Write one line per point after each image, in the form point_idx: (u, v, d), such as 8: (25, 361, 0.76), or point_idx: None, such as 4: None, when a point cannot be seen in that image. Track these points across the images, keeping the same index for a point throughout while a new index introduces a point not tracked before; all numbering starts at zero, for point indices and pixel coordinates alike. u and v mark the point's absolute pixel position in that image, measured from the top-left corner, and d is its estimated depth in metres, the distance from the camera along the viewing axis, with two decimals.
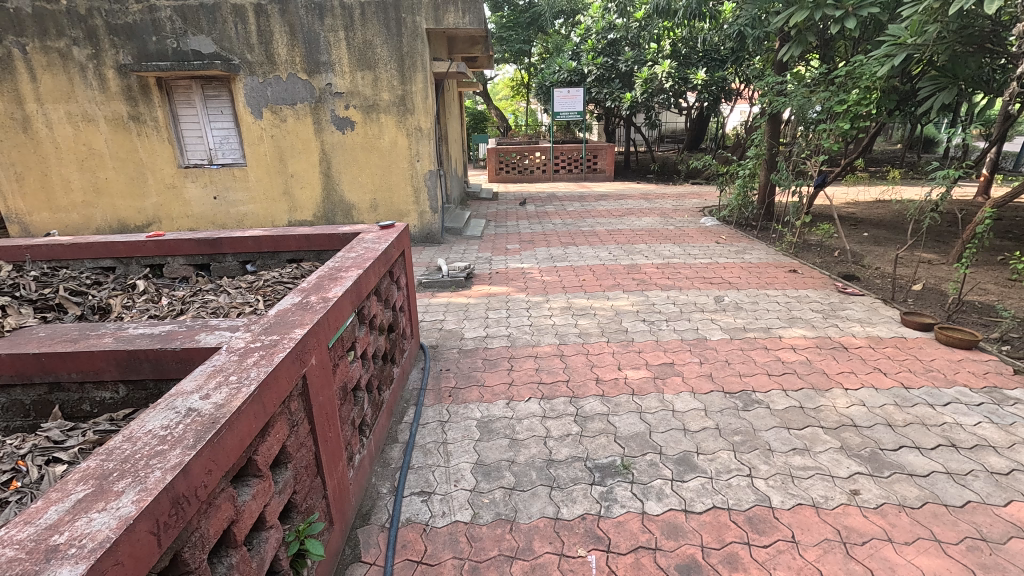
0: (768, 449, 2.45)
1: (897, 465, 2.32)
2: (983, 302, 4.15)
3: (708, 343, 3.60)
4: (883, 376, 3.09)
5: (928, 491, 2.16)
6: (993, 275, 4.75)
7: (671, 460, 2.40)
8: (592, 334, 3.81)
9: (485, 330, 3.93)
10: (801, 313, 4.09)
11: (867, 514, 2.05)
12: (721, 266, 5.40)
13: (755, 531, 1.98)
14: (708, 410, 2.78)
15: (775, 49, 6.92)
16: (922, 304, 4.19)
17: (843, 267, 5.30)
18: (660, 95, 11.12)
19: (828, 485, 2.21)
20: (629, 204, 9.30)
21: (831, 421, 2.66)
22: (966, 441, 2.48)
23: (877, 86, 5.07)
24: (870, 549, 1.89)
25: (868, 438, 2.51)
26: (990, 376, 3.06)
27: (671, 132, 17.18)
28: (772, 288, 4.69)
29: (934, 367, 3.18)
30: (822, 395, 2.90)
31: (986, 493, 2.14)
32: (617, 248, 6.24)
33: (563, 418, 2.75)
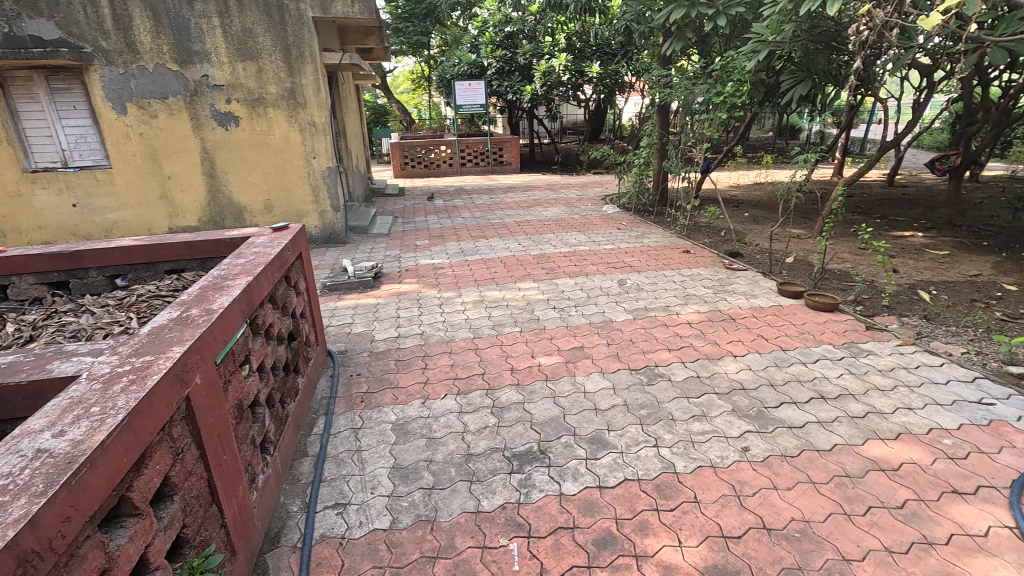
0: (671, 419, 2.63)
1: (779, 420, 2.59)
2: (840, 269, 4.75)
3: (614, 325, 3.78)
4: (765, 341, 3.44)
5: (804, 440, 2.43)
6: (848, 246, 5.45)
7: (584, 440, 2.50)
8: (505, 325, 3.85)
9: (397, 330, 3.83)
10: (695, 290, 4.42)
11: (755, 467, 2.27)
12: (624, 251, 5.69)
13: (663, 497, 2.12)
14: (617, 388, 2.93)
15: (659, 44, 7.37)
16: (793, 275, 4.70)
17: (729, 245, 5.81)
18: (559, 88, 11.52)
19: (723, 445, 2.42)
20: (536, 195, 9.50)
21: (724, 387, 2.91)
22: (832, 391, 2.83)
23: (748, 79, 5.58)
24: (759, 498, 2.09)
25: (755, 399, 2.78)
26: (848, 333, 3.51)
27: (572, 124, 17.75)
28: (669, 269, 5.02)
29: (805, 330, 3.58)
30: (715, 364, 3.16)
31: (849, 435, 2.46)
32: (527, 238, 6.35)
33: (480, 411, 2.76)
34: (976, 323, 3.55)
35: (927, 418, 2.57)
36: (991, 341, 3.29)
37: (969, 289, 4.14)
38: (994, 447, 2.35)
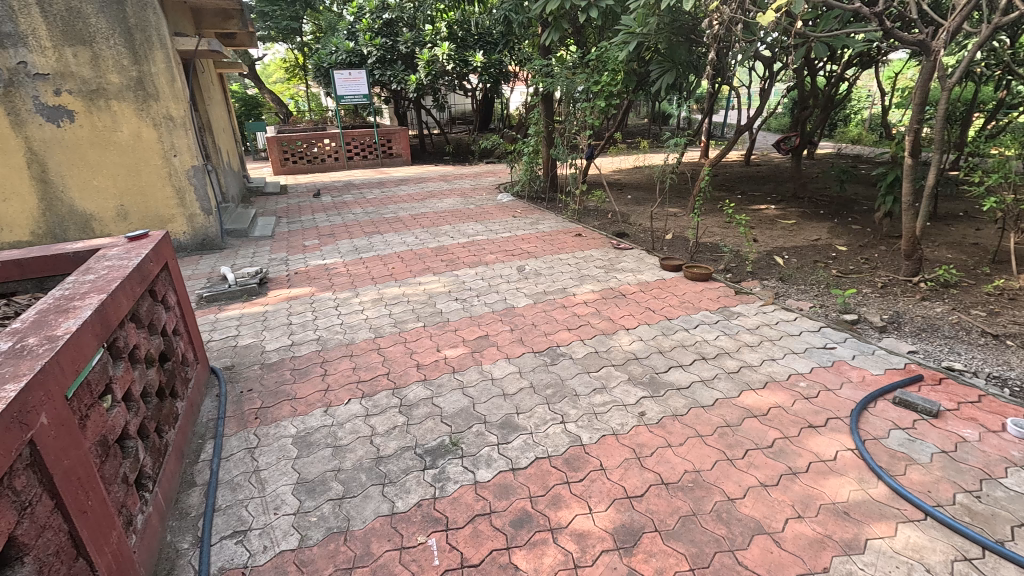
0: (575, 395, 2.76)
1: (669, 384, 2.83)
2: (712, 242, 5.27)
3: (516, 310, 3.87)
4: (653, 313, 3.72)
5: (691, 399, 2.69)
6: (717, 220, 6.05)
7: (494, 426, 2.54)
8: (408, 321, 3.77)
9: (290, 338, 3.58)
10: (588, 271, 4.65)
11: (652, 429, 2.46)
12: (520, 238, 5.82)
13: (572, 469, 2.23)
14: (523, 372, 3.01)
15: (538, 34, 7.56)
16: (673, 250, 5.13)
17: (616, 226, 6.18)
18: (444, 77, 11.35)
19: (623, 413, 2.59)
20: (430, 187, 9.36)
21: (620, 359, 3.11)
22: (712, 352, 3.14)
23: (621, 69, 5.95)
24: (657, 457, 2.28)
25: (647, 366, 3.01)
26: (722, 299, 3.92)
27: (461, 113, 17.68)
28: (564, 253, 5.23)
29: (686, 299, 3.94)
30: (611, 338, 3.37)
31: (727, 389, 2.76)
32: (423, 231, 6.25)
33: (388, 412, 2.68)
34: (819, 280, 4.14)
35: (787, 366, 2.96)
36: (830, 295, 3.86)
37: (812, 252, 4.80)
38: (838, 383, 2.78)
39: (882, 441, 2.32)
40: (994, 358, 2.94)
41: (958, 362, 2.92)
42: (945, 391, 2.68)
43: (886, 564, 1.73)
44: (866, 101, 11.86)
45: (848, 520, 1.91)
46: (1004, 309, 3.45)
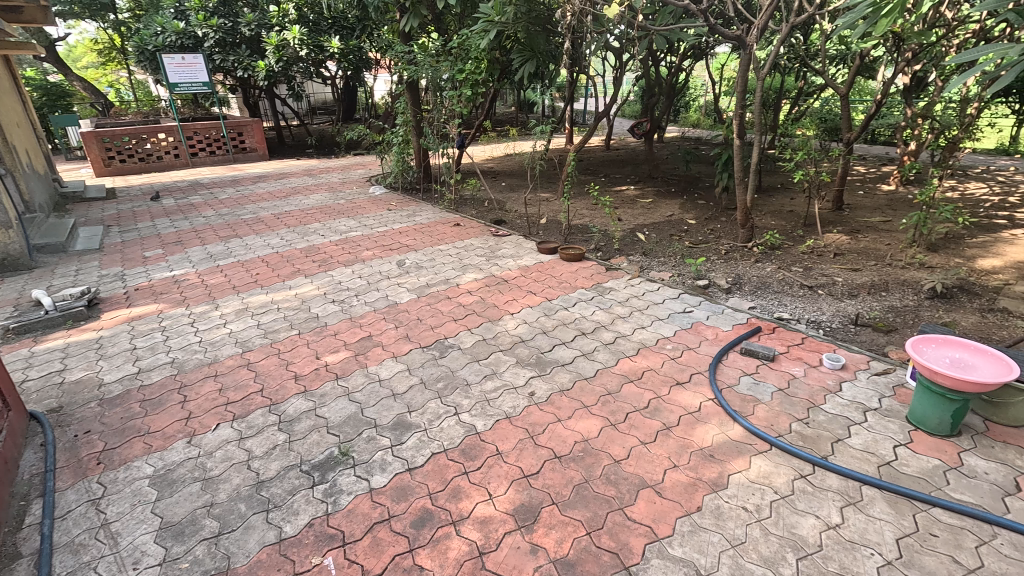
0: (466, 385, 2.76)
1: (555, 362, 2.96)
2: (582, 224, 5.58)
3: (399, 306, 3.76)
4: (535, 296, 3.85)
5: (575, 373, 2.84)
6: (585, 203, 6.42)
7: (386, 428, 2.45)
8: (280, 330, 3.47)
9: (135, 365, 3.10)
10: (469, 260, 4.66)
11: (541, 407, 2.56)
12: (397, 231, 5.64)
13: (468, 459, 2.23)
14: (411, 369, 2.94)
15: (397, 21, 7.31)
16: (548, 234, 5.35)
17: (493, 214, 6.26)
18: (298, 64, 10.36)
19: (514, 396, 2.66)
20: (293, 182, 8.67)
21: (507, 343, 3.18)
22: (591, 327, 3.34)
23: (484, 57, 5.99)
24: (548, 433, 2.37)
25: (533, 348, 3.12)
26: (595, 277, 4.18)
27: (322, 103, 16.55)
28: (444, 243, 5.18)
29: (563, 280, 4.13)
30: (496, 324, 3.42)
31: (606, 360, 2.96)
32: (290, 231, 5.77)
33: (265, 431, 2.46)
34: (675, 252, 4.60)
35: (655, 331, 3.26)
36: (685, 264, 4.31)
37: (668, 227, 5.31)
38: (697, 342, 3.12)
39: (734, 387, 2.66)
40: (811, 305, 3.52)
41: (786, 312, 3.45)
42: (778, 338, 3.14)
43: (745, 493, 2.00)
44: (701, 89, 13.31)
45: (713, 461, 2.17)
46: (815, 264, 4.14)
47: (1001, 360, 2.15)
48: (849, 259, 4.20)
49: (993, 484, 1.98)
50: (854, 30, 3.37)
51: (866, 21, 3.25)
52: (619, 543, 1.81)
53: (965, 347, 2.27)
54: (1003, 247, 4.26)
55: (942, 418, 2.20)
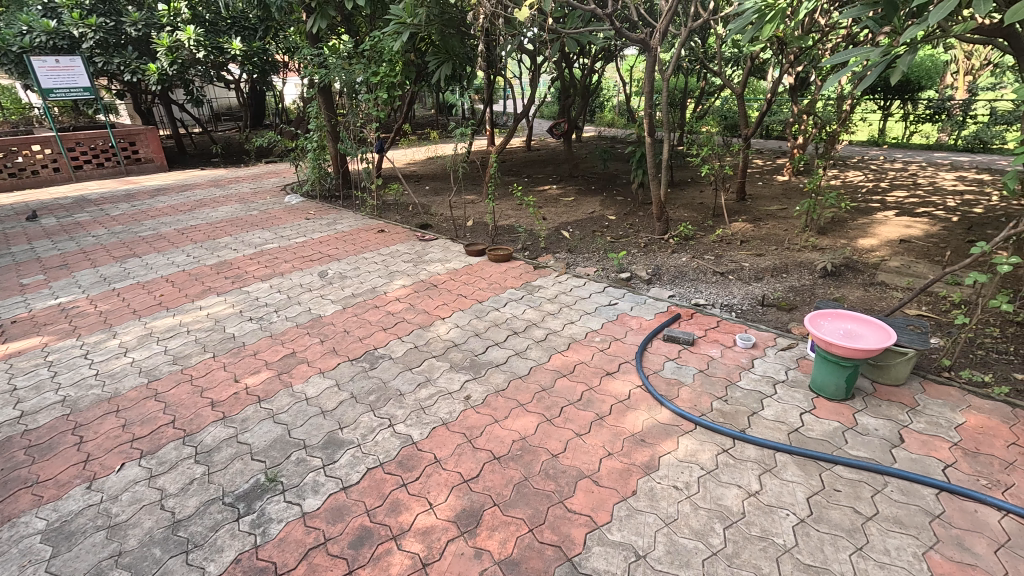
0: (399, 395, 2.70)
1: (488, 363, 2.96)
2: (508, 224, 5.62)
3: (324, 320, 3.59)
4: (465, 299, 3.83)
5: (509, 372, 2.86)
6: (510, 203, 6.48)
7: (317, 448, 2.34)
8: (191, 355, 3.21)
9: (17, 407, 2.74)
10: (396, 267, 4.55)
11: (478, 410, 2.55)
12: (317, 241, 5.40)
13: (406, 470, 2.18)
14: (341, 383, 2.82)
15: (304, 22, 7.01)
16: (475, 236, 5.35)
17: (418, 218, 6.16)
18: (196, 67, 9.61)
19: (449, 401, 2.64)
20: (198, 194, 8.04)
21: (439, 349, 3.14)
22: (522, 326, 3.39)
23: (399, 59, 5.88)
24: (486, 435, 2.37)
25: (466, 351, 3.10)
26: (524, 276, 4.24)
27: (226, 108, 15.51)
28: (368, 251, 5.02)
29: (493, 281, 4.15)
30: (427, 330, 3.38)
31: (539, 357, 3.01)
32: (196, 247, 5.34)
33: (180, 466, 2.26)
34: (599, 247, 4.76)
35: (584, 325, 3.35)
36: (608, 258, 4.47)
37: (590, 224, 5.48)
38: (624, 333, 3.24)
39: (659, 373, 2.80)
40: (723, 290, 3.78)
41: (702, 298, 3.68)
42: (696, 323, 3.35)
43: (675, 472, 2.11)
44: (614, 90, 13.87)
45: (645, 445, 2.27)
46: (724, 251, 4.44)
47: (882, 328, 2.42)
48: (753, 245, 4.55)
49: (882, 438, 2.23)
50: (744, 34, 3.67)
51: (754, 26, 3.53)
52: (560, 536, 1.84)
53: (853, 318, 2.53)
54: (879, 227, 4.80)
55: (838, 384, 2.45)
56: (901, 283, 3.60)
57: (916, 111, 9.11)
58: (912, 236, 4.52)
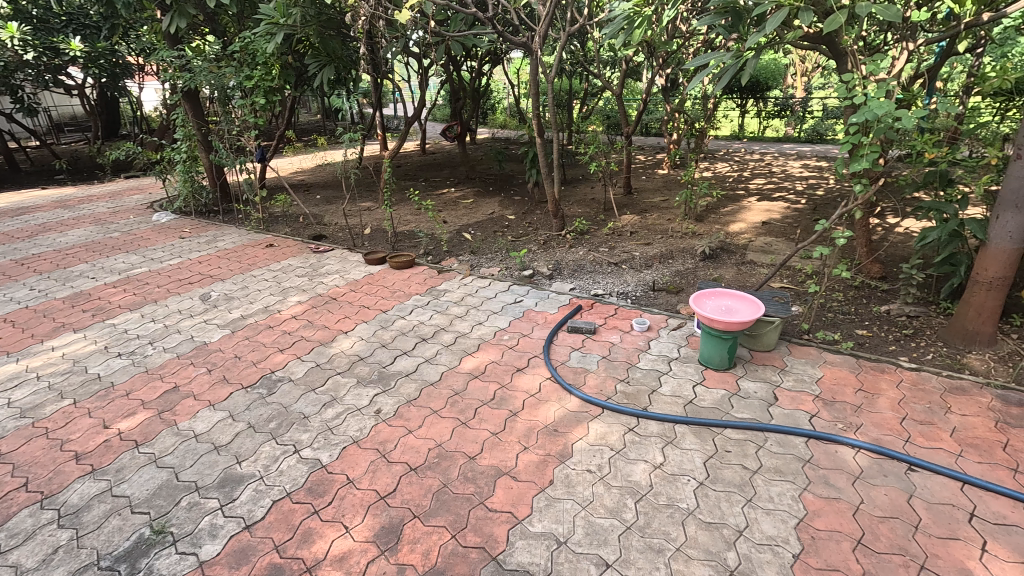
0: (303, 418, 2.54)
1: (398, 373, 2.88)
2: (408, 230, 5.51)
3: (210, 347, 3.27)
4: (368, 310, 3.70)
5: (420, 380, 2.81)
6: (409, 208, 6.36)
7: (213, 488, 2.13)
8: (45, 403, 2.76)
9: None
10: (290, 283, 4.27)
11: (390, 423, 2.48)
12: (195, 262, 4.91)
13: (316, 497, 2.06)
14: (235, 414, 2.59)
15: (158, 20, 6.33)
16: (374, 244, 5.18)
17: (311, 229, 5.83)
18: (26, 71, 8.30)
19: (358, 417, 2.53)
20: (39, 217, 6.94)
21: (344, 365, 3.00)
22: (430, 331, 3.34)
23: (274, 62, 5.51)
24: (401, 448, 2.31)
25: (373, 363, 2.99)
26: (428, 281, 4.18)
27: (69, 117, 13.55)
28: (257, 268, 4.65)
29: (396, 289, 4.05)
30: (330, 346, 3.21)
31: (449, 361, 2.98)
32: (42, 279, 4.61)
33: (39, 534, 1.94)
34: (500, 247, 4.83)
35: (492, 325, 3.38)
36: (511, 257, 4.56)
37: (491, 224, 5.55)
38: (530, 329, 3.32)
39: (566, 363, 2.91)
40: (619, 279, 4.02)
41: (600, 288, 3.88)
42: (596, 312, 3.52)
43: (588, 456, 2.20)
44: (503, 92, 14.16)
45: (557, 434, 2.34)
46: (617, 243, 4.72)
47: (753, 301, 2.71)
48: (642, 235, 4.88)
49: (760, 400, 2.50)
50: (618, 39, 3.93)
51: (625, 31, 3.80)
52: (483, 536, 1.85)
53: (729, 295, 2.82)
54: (745, 212, 5.38)
55: (721, 355, 2.71)
56: (766, 260, 4.07)
57: (767, 108, 10.33)
58: (772, 218, 5.12)
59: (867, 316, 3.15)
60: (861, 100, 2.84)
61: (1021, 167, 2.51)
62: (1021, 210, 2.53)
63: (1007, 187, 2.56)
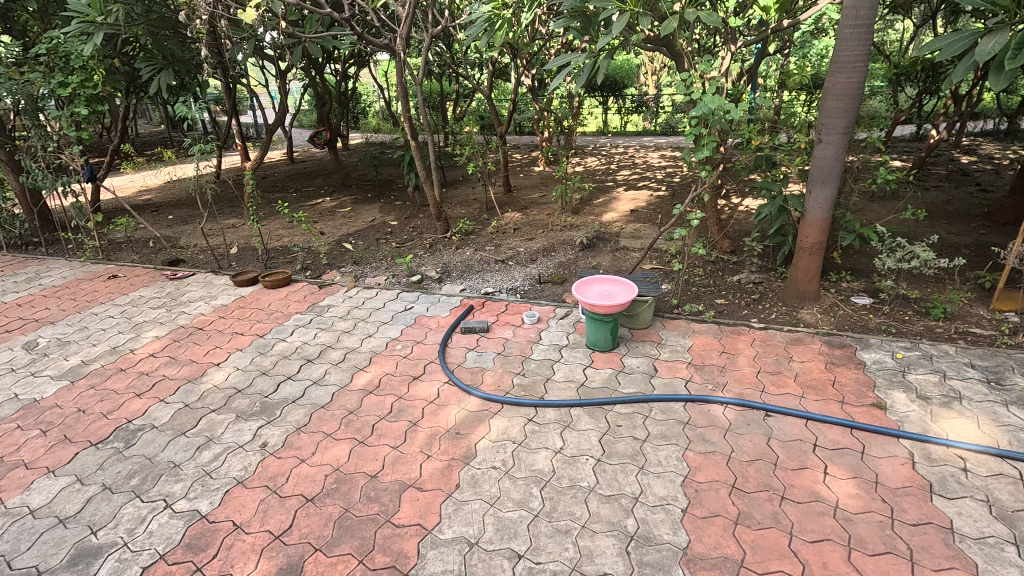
0: (173, 467, 2.25)
1: (283, 401, 2.67)
2: (280, 246, 5.11)
3: (43, 404, 2.76)
4: (242, 336, 3.37)
5: (309, 404, 2.63)
6: (280, 222, 5.91)
7: (62, 568, 1.80)
8: None
9: None
10: (143, 317, 3.75)
11: (279, 455, 2.29)
12: (14, 305, 4.11)
13: (197, 552, 1.84)
14: (85, 477, 2.22)
15: None
16: (243, 264, 4.73)
17: (164, 254, 5.17)
18: None
19: (241, 455, 2.30)
20: None
21: (219, 400, 2.71)
22: (316, 351, 3.14)
23: (95, 66, 4.77)
24: (295, 480, 2.15)
25: (254, 394, 2.74)
26: (308, 298, 3.92)
27: None
28: (97, 305, 4.02)
29: (273, 310, 3.74)
30: (200, 381, 2.88)
31: (340, 380, 2.83)
32: None
33: None
34: (385, 255, 4.68)
35: (383, 337, 3.27)
36: (396, 264, 4.43)
37: (372, 232, 5.35)
38: (423, 335, 3.27)
39: (462, 365, 2.90)
40: (507, 276, 4.11)
41: (490, 287, 3.93)
42: (488, 310, 3.56)
43: (491, 453, 2.23)
44: (373, 95, 13.70)
45: (460, 437, 2.34)
46: (502, 241, 4.81)
47: (628, 284, 2.93)
48: (525, 231, 5.04)
49: (643, 373, 2.71)
50: (481, 40, 4.00)
51: (487, 33, 3.89)
52: (392, 555, 1.78)
53: (607, 280, 3.01)
54: (616, 202, 5.79)
55: (605, 337, 2.90)
56: (636, 245, 4.42)
57: (625, 105, 11.18)
58: (638, 206, 5.57)
59: (723, 286, 3.57)
60: (698, 95, 3.19)
61: (823, 149, 2.99)
62: (827, 184, 3.02)
63: (815, 166, 3.04)
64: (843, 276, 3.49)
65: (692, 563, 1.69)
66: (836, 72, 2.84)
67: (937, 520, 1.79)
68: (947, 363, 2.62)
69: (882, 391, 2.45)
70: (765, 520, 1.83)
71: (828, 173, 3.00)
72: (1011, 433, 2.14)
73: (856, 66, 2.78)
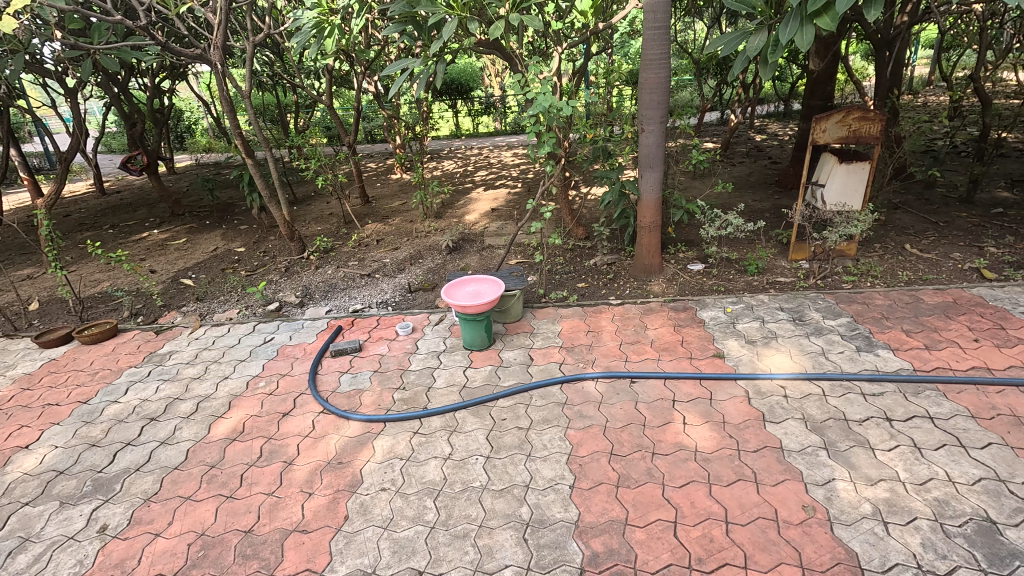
0: None
1: (123, 472, 2.29)
2: (98, 292, 4.35)
3: None
4: (59, 406, 2.82)
5: (158, 469, 2.28)
6: (95, 265, 5.03)
7: None
8: None
9: None
10: None
11: (124, 536, 1.96)
12: None
13: None
14: None
15: None
16: (49, 320, 3.95)
17: None
18: None
19: (73, 548, 1.93)
20: None
21: (33, 489, 2.23)
22: (160, 407, 2.73)
23: None
24: (148, 559, 1.85)
25: (82, 472, 2.31)
26: (143, 347, 3.40)
27: None
28: None
29: (98, 368, 3.18)
30: (3, 472, 2.35)
31: (193, 434, 2.50)
32: None
33: None
34: (233, 286, 4.24)
35: (241, 376, 2.95)
36: (249, 294, 4.04)
37: (216, 263, 4.80)
38: (289, 366, 3.02)
39: (337, 390, 2.74)
40: (374, 290, 3.96)
41: (358, 304, 3.76)
42: (359, 328, 3.41)
43: (379, 475, 2.14)
44: (197, 111, 12.24)
45: (343, 466, 2.21)
46: (365, 254, 4.63)
47: (494, 281, 3.00)
48: (388, 241, 4.90)
49: (520, 364, 2.80)
50: (311, 48, 3.79)
51: (316, 41, 3.71)
52: None
53: (474, 280, 3.05)
54: (476, 203, 5.88)
55: (481, 335, 2.94)
56: (500, 242, 4.54)
57: (474, 107, 11.37)
58: (498, 205, 5.73)
59: (583, 271, 3.83)
60: (535, 94, 3.36)
61: (647, 137, 3.34)
62: (654, 168, 3.38)
63: (643, 153, 3.38)
64: (679, 248, 3.95)
65: (584, 533, 1.79)
66: (646, 68, 3.18)
67: (770, 443, 2.11)
68: (764, 310, 3.10)
69: (719, 342, 2.83)
70: (641, 477, 2.00)
71: (653, 157, 3.36)
72: (814, 358, 2.62)
73: (661, 62, 3.13)
